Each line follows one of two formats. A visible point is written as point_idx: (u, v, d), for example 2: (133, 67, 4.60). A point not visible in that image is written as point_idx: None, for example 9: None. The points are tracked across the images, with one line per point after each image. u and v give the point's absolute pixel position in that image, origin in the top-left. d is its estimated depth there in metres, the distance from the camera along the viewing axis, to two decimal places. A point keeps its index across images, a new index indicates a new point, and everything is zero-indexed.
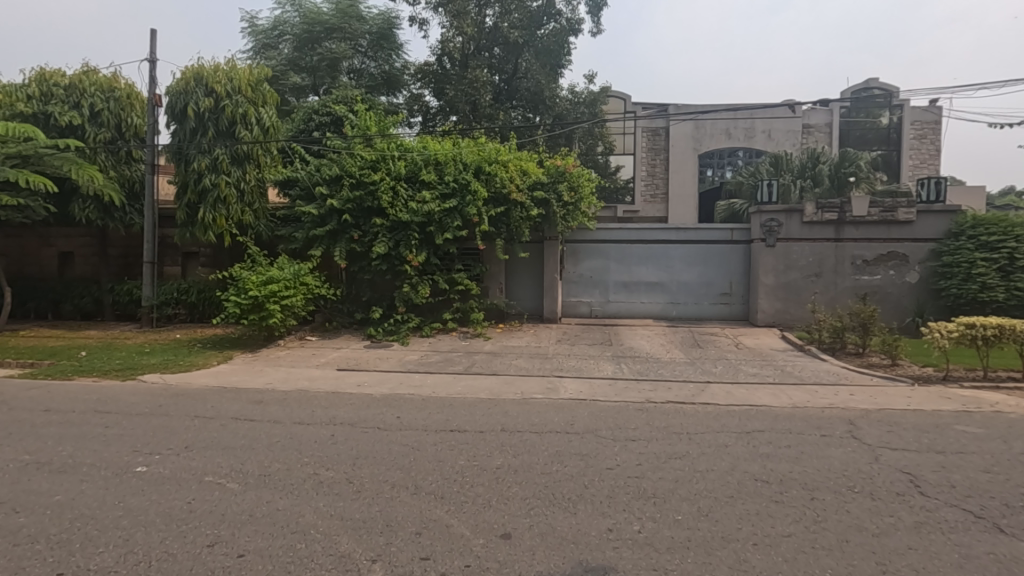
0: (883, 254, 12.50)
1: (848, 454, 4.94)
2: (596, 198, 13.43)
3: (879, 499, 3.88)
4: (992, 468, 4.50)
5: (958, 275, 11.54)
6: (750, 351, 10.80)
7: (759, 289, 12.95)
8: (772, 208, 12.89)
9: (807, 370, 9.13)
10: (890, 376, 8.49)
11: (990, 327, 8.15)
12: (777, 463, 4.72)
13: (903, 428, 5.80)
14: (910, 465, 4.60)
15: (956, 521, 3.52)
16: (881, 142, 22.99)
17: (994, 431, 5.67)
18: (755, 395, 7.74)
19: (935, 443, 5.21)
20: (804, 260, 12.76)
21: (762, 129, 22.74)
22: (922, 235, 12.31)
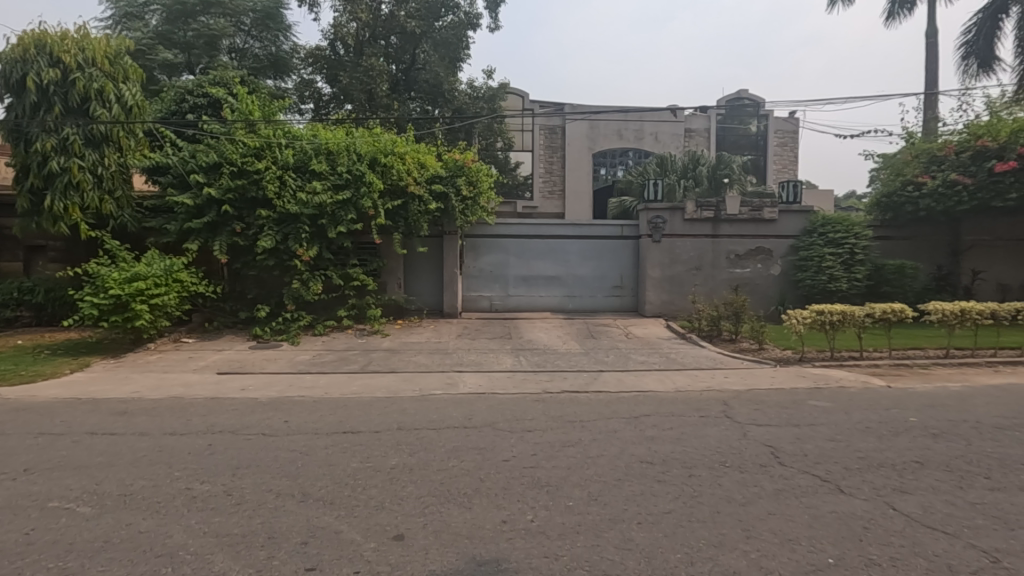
0: (752, 249, 13.81)
1: (721, 432, 5.40)
2: (494, 192, 13.47)
3: (745, 472, 4.28)
4: (836, 437, 5.14)
5: (812, 267, 13.04)
6: (638, 340, 11.47)
7: (647, 282, 13.77)
8: (658, 206, 13.74)
9: (689, 357, 9.87)
10: (758, 359, 9.43)
11: (836, 313, 9.31)
12: (660, 444, 5.05)
13: (767, 405, 6.45)
14: (772, 438, 5.12)
15: (807, 486, 3.97)
16: (750, 148, 25.41)
17: (839, 404, 6.48)
18: (643, 381, 8.24)
19: (793, 418, 5.84)
20: (686, 254, 13.76)
21: (650, 132, 24.20)
22: (783, 233, 13.76)
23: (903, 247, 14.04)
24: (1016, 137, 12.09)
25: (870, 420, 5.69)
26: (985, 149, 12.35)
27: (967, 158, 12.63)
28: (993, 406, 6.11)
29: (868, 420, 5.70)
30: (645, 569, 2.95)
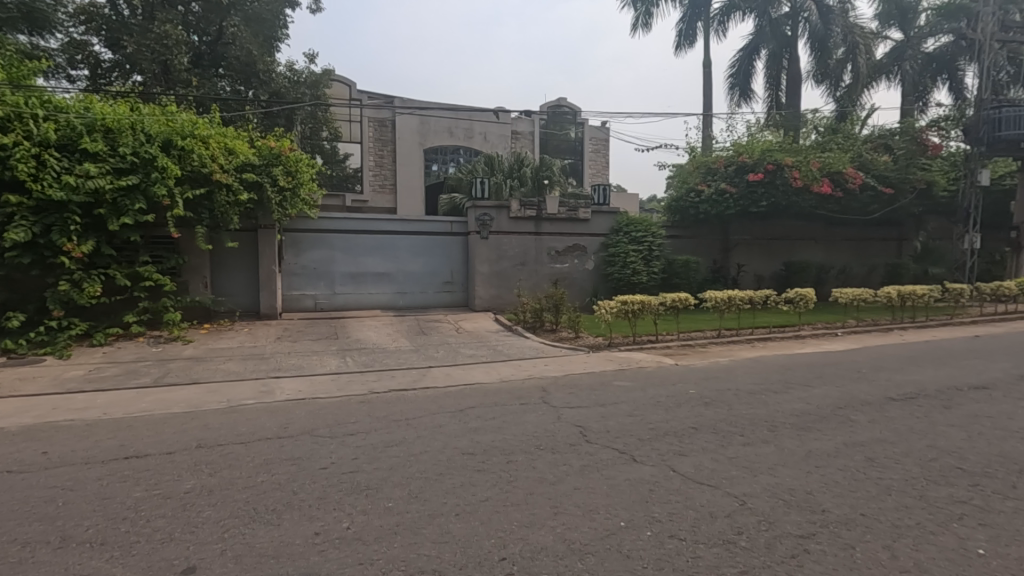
0: (570, 245, 14.98)
1: (539, 417, 5.76)
2: (316, 184, 12.63)
3: (557, 452, 4.61)
4: (634, 412, 5.81)
5: (619, 262, 14.59)
6: (469, 334, 11.74)
7: (476, 277, 14.15)
8: (485, 204, 14.17)
9: (514, 348, 10.37)
10: (574, 346, 10.27)
11: (636, 303, 10.55)
12: (482, 434, 5.21)
13: (579, 389, 7.05)
14: (581, 419, 5.61)
15: (608, 459, 4.43)
16: (570, 153, 27.54)
17: (639, 383, 7.34)
18: (470, 374, 8.45)
19: (600, 399, 6.46)
20: (512, 251, 14.42)
21: (479, 131, 24.85)
22: (595, 231, 15.17)
23: (689, 244, 16.44)
24: (765, 156, 14.88)
25: (660, 395, 6.54)
26: (745, 164, 15.04)
27: (733, 171, 15.20)
28: (749, 376, 7.45)
29: (659, 395, 6.56)
30: (460, 559, 3.01)
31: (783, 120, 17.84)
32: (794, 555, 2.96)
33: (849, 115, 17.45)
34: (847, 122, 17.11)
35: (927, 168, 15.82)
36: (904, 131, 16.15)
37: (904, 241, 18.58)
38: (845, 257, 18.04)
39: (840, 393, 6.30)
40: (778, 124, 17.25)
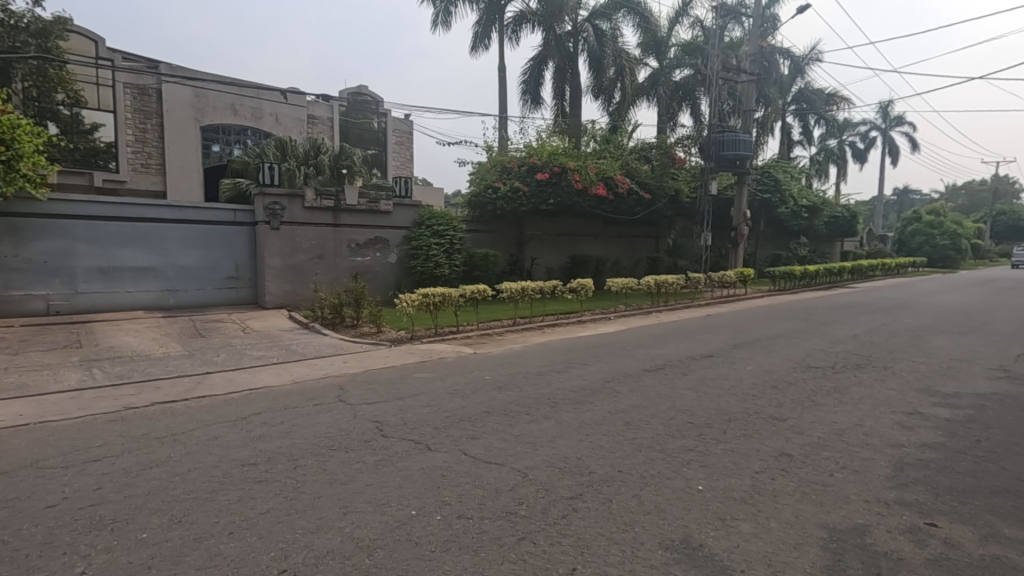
0: (371, 238, 14.56)
1: (333, 416, 5.50)
2: (47, 159, 10.08)
3: (351, 450, 4.46)
4: (432, 402, 5.90)
5: (421, 256, 14.68)
6: (257, 334, 10.66)
7: (266, 271, 12.89)
8: (275, 191, 12.96)
9: (310, 346, 9.71)
10: (375, 341, 10.04)
11: (437, 295, 10.72)
12: (266, 442, 4.77)
13: (378, 384, 6.91)
14: (378, 414, 5.50)
15: (403, 451, 4.43)
16: (374, 143, 26.55)
17: (438, 373, 7.48)
18: (257, 378, 7.67)
19: (398, 392, 6.43)
20: (308, 243, 13.47)
21: (269, 112, 22.56)
22: (397, 224, 14.98)
23: (488, 239, 17.28)
24: (552, 159, 16.35)
25: (458, 383, 6.77)
26: (535, 165, 16.32)
27: (525, 171, 16.38)
28: (537, 359, 8.14)
29: (456, 383, 6.78)
30: None
31: (567, 128, 19.77)
32: (564, 515, 3.32)
33: (619, 128, 20.07)
34: (618, 134, 19.66)
35: (675, 178, 19.07)
36: (659, 146, 19.18)
37: (661, 238, 22.08)
38: (618, 251, 20.79)
39: (609, 369, 7.26)
40: (564, 131, 19.06)
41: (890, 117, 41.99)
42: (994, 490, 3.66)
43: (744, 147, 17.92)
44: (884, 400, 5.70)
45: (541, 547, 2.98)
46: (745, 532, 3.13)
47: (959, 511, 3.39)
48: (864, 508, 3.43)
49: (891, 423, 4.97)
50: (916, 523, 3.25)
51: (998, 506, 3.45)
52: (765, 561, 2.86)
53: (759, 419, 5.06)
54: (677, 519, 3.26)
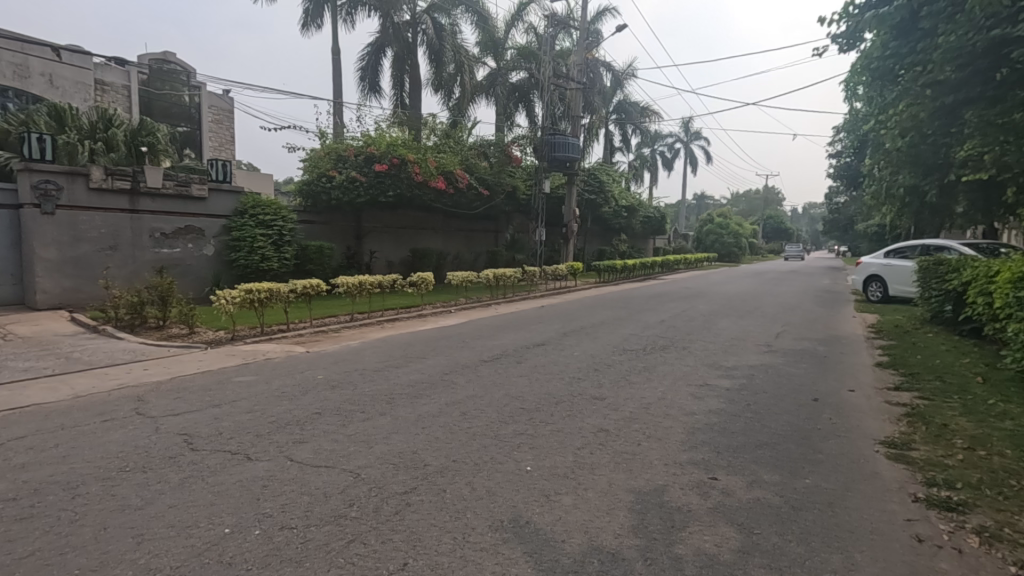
0: (181, 227, 12.80)
1: (128, 433, 4.73)
2: None
3: (149, 470, 3.89)
4: (254, 407, 5.40)
5: (244, 248, 13.32)
6: (24, 341, 8.73)
7: (36, 265, 10.62)
8: (47, 167, 10.68)
9: (100, 353, 8.24)
10: (187, 344, 8.86)
11: (263, 291, 9.81)
12: (33, 471, 3.93)
13: (189, 392, 6.12)
14: (187, 426, 4.87)
15: (216, 464, 3.99)
16: (185, 119, 22.98)
17: (263, 376, 6.85)
18: (23, 394, 6.29)
19: (214, 399, 5.76)
20: (96, 231, 11.39)
21: (39, 71, 18.21)
22: (213, 212, 13.37)
23: (321, 230, 16.28)
24: (390, 149, 15.94)
25: (286, 385, 6.28)
26: (372, 155, 15.77)
27: (362, 160, 15.74)
28: (375, 355, 7.90)
29: (284, 385, 6.29)
30: None
31: (406, 119, 19.44)
32: (397, 511, 3.28)
33: (459, 124, 20.29)
34: (457, 129, 19.88)
35: (512, 175, 19.90)
36: (496, 143, 19.82)
37: (500, 232, 22.87)
38: (459, 245, 21.06)
39: (447, 361, 7.33)
40: (403, 122, 18.72)
41: (690, 131, 48.52)
42: (758, 444, 4.46)
43: (572, 150, 19.32)
44: (682, 375, 6.60)
45: (372, 547, 2.90)
46: (566, 504, 3.40)
47: (733, 464, 4.06)
48: (663, 470, 3.93)
49: (687, 394, 5.78)
50: (702, 478, 3.83)
51: (760, 456, 4.21)
52: (583, 529, 3.13)
53: (582, 400, 5.53)
54: (506, 501, 3.42)
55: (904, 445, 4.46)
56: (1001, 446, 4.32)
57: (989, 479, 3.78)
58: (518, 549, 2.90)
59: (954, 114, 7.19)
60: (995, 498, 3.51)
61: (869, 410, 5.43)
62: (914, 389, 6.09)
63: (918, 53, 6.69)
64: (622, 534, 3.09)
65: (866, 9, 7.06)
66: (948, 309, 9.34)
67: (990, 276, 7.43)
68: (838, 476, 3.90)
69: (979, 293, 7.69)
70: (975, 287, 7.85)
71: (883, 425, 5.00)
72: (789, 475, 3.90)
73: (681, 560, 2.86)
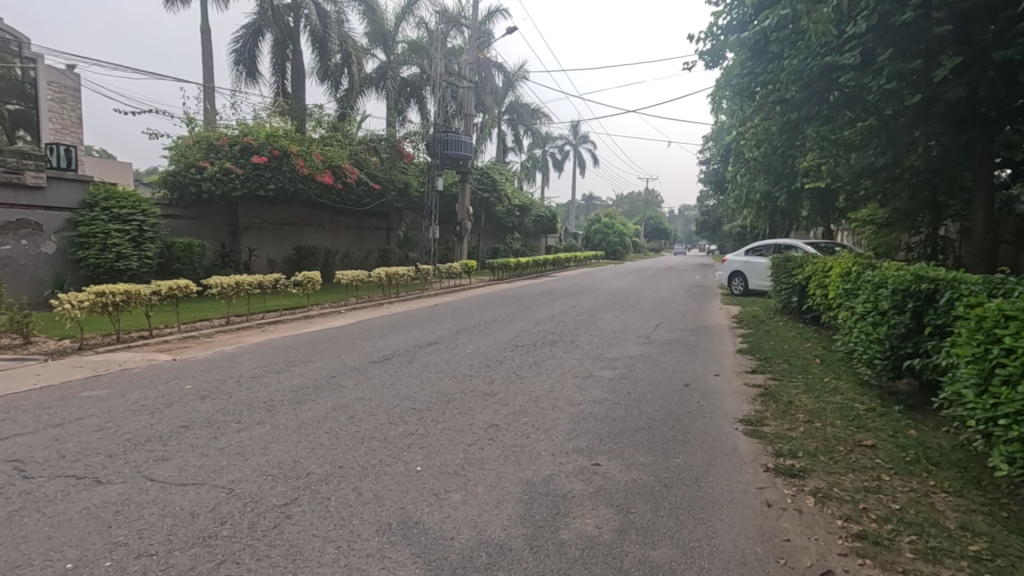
0: (10, 221, 10.97)
1: None
2: None
3: None
4: (105, 424, 4.81)
5: (94, 245, 11.78)
6: None
7: None
8: None
9: None
10: (19, 356, 7.63)
11: (118, 294, 8.74)
12: None
13: (23, 411, 5.30)
14: (18, 450, 4.21)
15: (55, 492, 3.49)
16: (16, 96, 19.40)
17: (118, 388, 6.10)
18: None
19: (55, 418, 5.03)
20: None
21: None
22: (54, 204, 11.64)
23: (189, 226, 14.85)
24: (270, 140, 14.91)
25: (146, 397, 5.64)
26: (250, 146, 14.67)
27: (237, 151, 14.55)
28: (253, 360, 7.37)
29: (144, 398, 5.64)
30: None
31: (289, 108, 18.30)
32: (275, 524, 3.08)
33: (348, 117, 19.48)
34: (346, 122, 19.07)
35: (404, 172, 19.54)
36: (387, 139, 19.33)
37: (392, 230, 22.30)
38: (347, 243, 20.24)
39: (334, 364, 7.02)
40: (285, 111, 17.61)
41: (578, 134, 50.56)
42: (635, 429, 4.78)
43: (465, 148, 19.37)
44: (568, 367, 6.90)
45: (246, 565, 2.71)
46: (455, 501, 3.40)
47: (613, 449, 4.31)
48: (549, 459, 4.08)
49: (573, 386, 6.05)
50: (585, 465, 4.02)
51: (637, 440, 4.52)
52: (471, 524, 3.15)
53: (473, 397, 5.56)
54: (394, 503, 3.35)
55: (757, 422, 5.00)
56: (832, 417, 5.02)
57: (823, 446, 4.36)
58: (405, 551, 2.86)
59: (797, 130, 8.17)
60: (827, 463, 4.07)
61: (729, 392, 6.05)
62: (767, 371, 6.87)
63: (769, 73, 7.52)
64: (510, 526, 3.15)
65: (727, 30, 7.80)
66: (795, 300, 10.65)
67: (825, 271, 8.58)
68: (702, 453, 4.30)
69: (818, 286, 8.84)
70: (815, 281, 9.00)
71: (740, 404, 5.59)
72: (661, 455, 4.22)
73: (565, 544, 2.98)
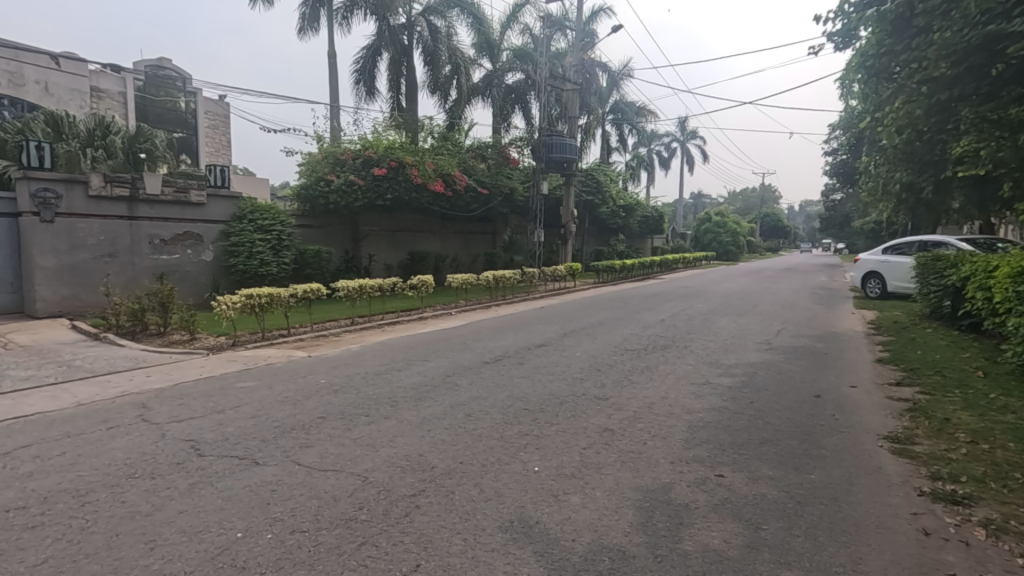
0: (179, 233, 12.72)
1: (135, 440, 4.72)
2: None
3: (158, 476, 3.89)
4: (258, 412, 5.43)
5: (243, 253, 13.32)
6: (21, 350, 8.52)
7: (34, 274, 10.47)
8: (45, 175, 10.52)
9: (99, 360, 8.08)
10: (188, 350, 8.82)
11: (263, 296, 9.81)
12: (39, 480, 3.90)
13: (192, 398, 6.12)
14: (192, 432, 4.88)
15: (224, 470, 3.99)
16: (180, 125, 22.69)
17: (265, 381, 6.85)
18: (25, 402, 6.16)
19: (218, 405, 5.77)
20: (93, 239, 11.26)
21: (35, 79, 17.85)
22: (212, 217, 13.32)
23: (318, 233, 16.29)
24: (388, 152, 15.94)
25: (288, 390, 6.29)
26: (370, 158, 15.80)
27: (360, 164, 15.73)
28: (376, 358, 7.93)
29: (287, 390, 6.29)
30: None
31: (404, 121, 19.43)
32: (407, 513, 3.29)
33: (457, 126, 20.30)
34: (455, 131, 19.89)
35: (510, 176, 19.94)
36: (493, 145, 19.90)
37: (497, 234, 22.90)
38: (456, 248, 21.09)
39: (449, 364, 7.34)
40: (400, 124, 18.74)
41: (686, 130, 48.59)
42: (761, 441, 4.48)
43: (570, 151, 19.37)
44: (683, 373, 6.64)
45: (383, 549, 2.92)
46: (574, 504, 3.42)
47: (737, 461, 4.09)
48: (668, 468, 3.96)
49: (688, 393, 5.82)
50: (707, 475, 3.85)
51: (763, 453, 4.24)
52: (591, 527, 3.15)
53: (585, 400, 5.54)
54: (514, 502, 3.44)
55: (906, 440, 4.49)
56: (1002, 439, 4.37)
57: (992, 472, 3.82)
58: (528, 549, 2.92)
59: (949, 112, 7.23)
60: (998, 491, 3.56)
61: (869, 405, 5.48)
62: (915, 384, 6.13)
63: (912, 50, 6.74)
64: (630, 532, 3.11)
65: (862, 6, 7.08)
66: (947, 304, 9.40)
67: (987, 271, 7.50)
68: (840, 470, 3.94)
69: (978, 288, 7.74)
70: (973, 282, 7.89)
71: (884, 420, 5.04)
72: (792, 470, 3.93)
73: (689, 556, 2.88)
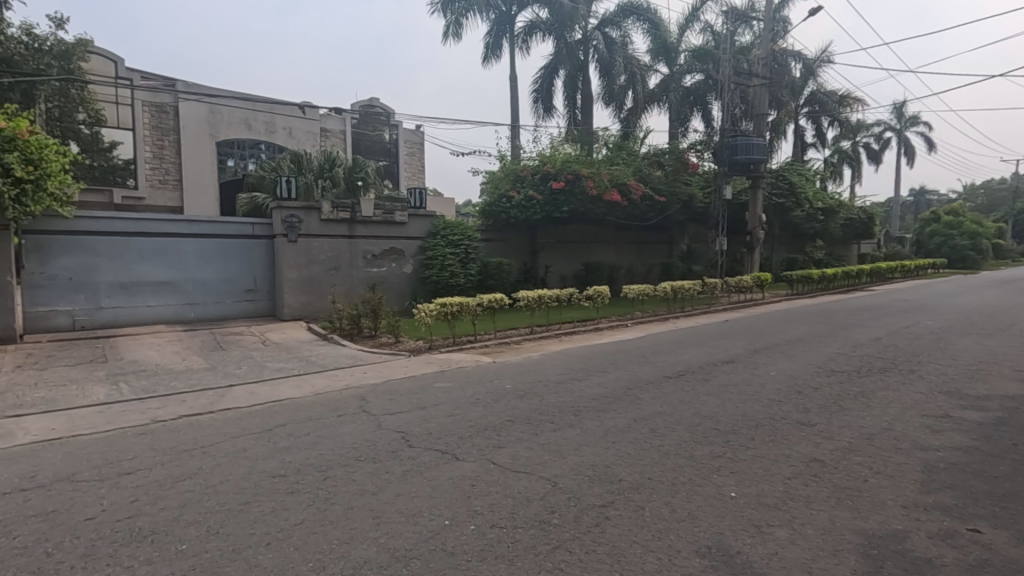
0: (386, 249, 14.58)
1: (358, 427, 5.50)
2: (72, 176, 9.67)
3: (378, 461, 4.47)
4: (454, 411, 5.94)
5: (436, 265, 14.75)
6: (275, 346, 10.53)
7: (283, 284, 12.87)
8: (292, 204, 12.94)
9: (328, 357, 9.61)
10: (394, 351, 10.04)
11: (454, 305, 10.76)
12: (293, 454, 4.76)
13: (399, 394, 6.94)
14: (401, 425, 5.52)
15: (430, 461, 4.45)
16: (384, 154, 26.10)
17: (458, 383, 7.49)
18: (280, 389, 7.58)
19: (421, 402, 6.45)
20: (324, 255, 13.46)
21: (282, 126, 22.13)
22: (412, 234, 15.02)
23: (499, 246, 17.35)
24: (565, 166, 16.27)
25: (479, 392, 6.79)
26: (548, 173, 16.35)
27: (538, 179, 16.38)
28: (556, 367, 8.15)
29: (477, 392, 6.80)
30: None
31: (580, 135, 19.72)
32: (597, 523, 3.31)
33: (632, 135, 20.03)
34: (631, 140, 19.66)
35: (689, 182, 19.02)
36: (671, 151, 19.18)
37: (674, 243, 22.01)
38: (630, 258, 20.76)
39: (629, 376, 7.23)
40: (576, 137, 19.11)
41: (903, 117, 41.46)
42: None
43: (758, 150, 17.76)
44: (910, 403, 5.64)
45: (577, 555, 2.97)
46: (781, 539, 3.10)
47: (999, 515, 3.33)
48: (900, 513, 3.38)
49: (920, 426, 4.92)
50: (956, 528, 3.20)
51: None
52: (804, 568, 2.83)
53: (786, 425, 5.01)
54: (711, 526, 3.24)
55: None
56: None
57: None
58: None
59: None
60: None
61: None
62: None
63: None
64: None
65: None
66: None
67: None
68: None
69: None
70: None
71: None
72: None
73: None
